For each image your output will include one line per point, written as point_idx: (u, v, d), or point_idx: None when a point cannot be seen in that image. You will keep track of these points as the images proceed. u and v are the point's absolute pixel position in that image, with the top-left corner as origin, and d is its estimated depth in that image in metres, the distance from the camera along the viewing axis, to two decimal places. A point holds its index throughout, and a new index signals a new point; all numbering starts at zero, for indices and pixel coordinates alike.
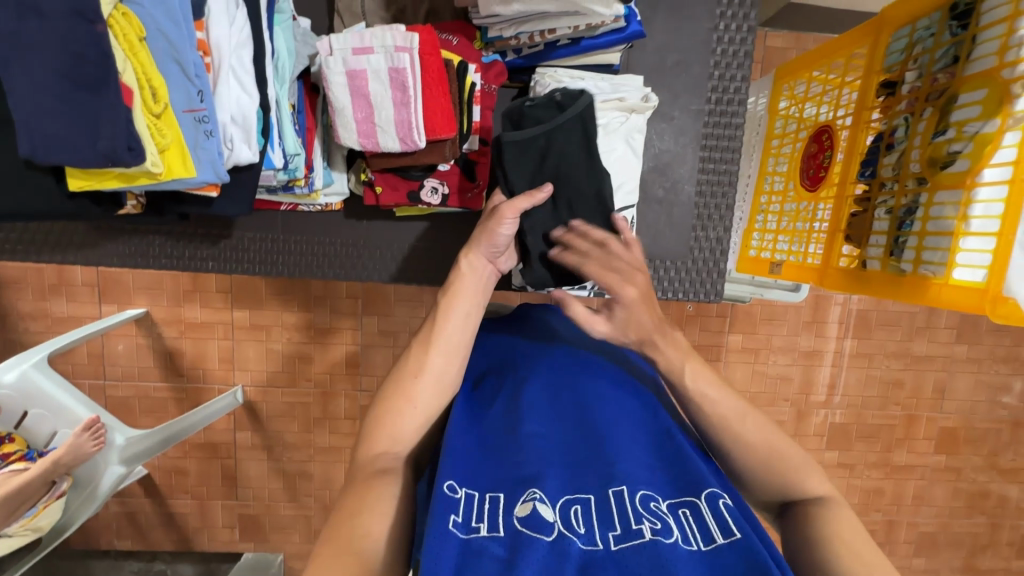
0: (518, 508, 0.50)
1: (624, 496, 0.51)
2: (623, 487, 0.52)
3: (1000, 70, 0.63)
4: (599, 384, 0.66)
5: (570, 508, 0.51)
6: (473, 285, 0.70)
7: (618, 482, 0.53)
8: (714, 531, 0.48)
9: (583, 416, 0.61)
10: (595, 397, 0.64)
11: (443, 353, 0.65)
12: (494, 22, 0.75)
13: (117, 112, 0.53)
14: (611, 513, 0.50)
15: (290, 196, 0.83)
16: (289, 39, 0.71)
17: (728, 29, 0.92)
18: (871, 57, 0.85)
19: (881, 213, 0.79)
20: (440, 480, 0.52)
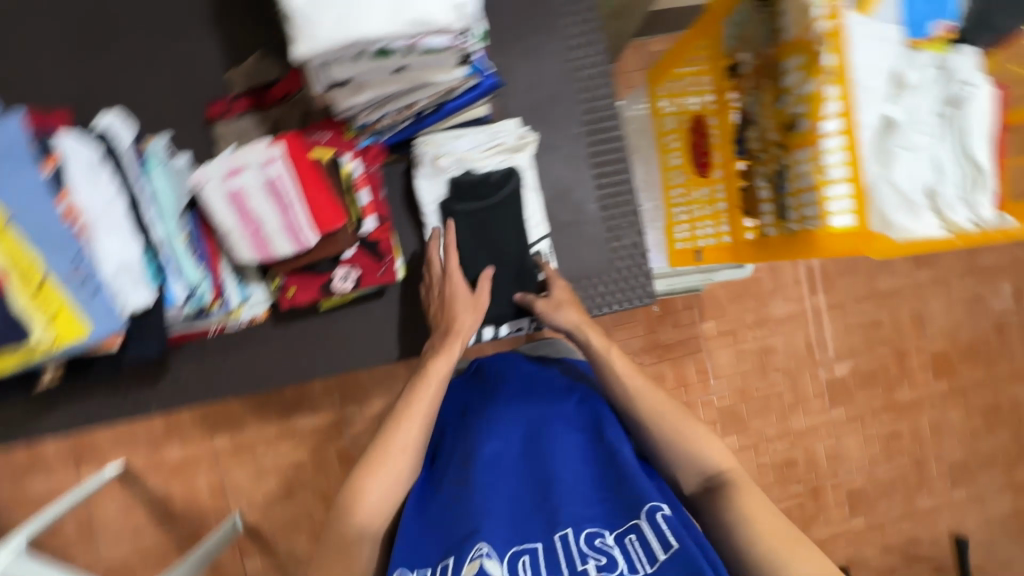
0: (467, 566, 0.60)
1: (571, 539, 0.61)
2: (568, 531, 0.62)
3: (805, 34, 0.69)
4: (550, 426, 0.73)
5: (517, 560, 0.61)
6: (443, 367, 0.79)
7: (562, 526, 0.63)
8: (656, 550, 0.58)
9: (536, 465, 0.69)
10: (546, 442, 0.71)
11: (418, 426, 0.75)
12: (357, 112, 0.79)
13: None
14: (558, 558, 0.60)
15: (210, 320, 0.85)
16: (166, 178, 0.75)
17: (582, 56, 0.99)
18: (713, 48, 0.91)
19: (761, 183, 0.83)
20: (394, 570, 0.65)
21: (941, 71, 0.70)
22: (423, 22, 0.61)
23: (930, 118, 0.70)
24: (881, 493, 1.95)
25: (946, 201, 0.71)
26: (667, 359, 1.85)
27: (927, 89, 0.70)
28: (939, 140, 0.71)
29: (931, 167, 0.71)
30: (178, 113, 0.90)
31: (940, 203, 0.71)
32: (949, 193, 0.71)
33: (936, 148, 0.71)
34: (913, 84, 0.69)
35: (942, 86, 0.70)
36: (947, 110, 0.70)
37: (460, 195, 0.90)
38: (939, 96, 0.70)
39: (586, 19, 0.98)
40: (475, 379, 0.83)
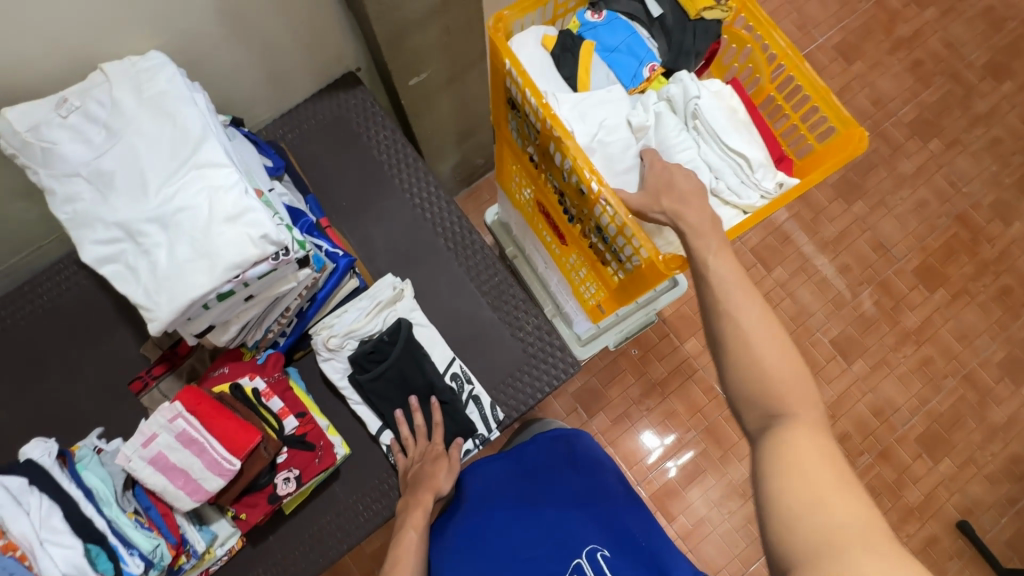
0: None
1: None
2: None
3: (546, 125, 0.81)
4: (506, 515, 0.94)
5: None
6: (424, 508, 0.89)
7: None
8: None
9: (504, 556, 0.89)
10: (509, 530, 0.92)
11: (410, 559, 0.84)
12: (244, 337, 0.91)
13: None
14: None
15: (187, 572, 0.89)
16: (97, 469, 0.82)
17: (421, 198, 1.13)
18: (513, 150, 1.05)
19: (594, 238, 0.91)
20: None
21: (667, 99, 0.82)
22: (239, 262, 0.72)
23: (680, 136, 0.80)
24: (951, 427, 1.71)
25: (732, 189, 0.79)
26: (670, 393, 1.82)
27: (665, 116, 0.81)
28: (698, 146, 0.80)
29: (705, 168, 0.79)
30: (112, 401, 1.02)
31: (727, 193, 0.79)
32: (730, 181, 0.79)
33: (699, 154, 0.80)
34: (644, 124, 0.80)
35: (674, 109, 0.81)
36: (690, 123, 0.80)
37: (364, 368, 0.98)
38: (677, 116, 0.81)
39: (411, 168, 1.13)
40: (451, 504, 0.98)
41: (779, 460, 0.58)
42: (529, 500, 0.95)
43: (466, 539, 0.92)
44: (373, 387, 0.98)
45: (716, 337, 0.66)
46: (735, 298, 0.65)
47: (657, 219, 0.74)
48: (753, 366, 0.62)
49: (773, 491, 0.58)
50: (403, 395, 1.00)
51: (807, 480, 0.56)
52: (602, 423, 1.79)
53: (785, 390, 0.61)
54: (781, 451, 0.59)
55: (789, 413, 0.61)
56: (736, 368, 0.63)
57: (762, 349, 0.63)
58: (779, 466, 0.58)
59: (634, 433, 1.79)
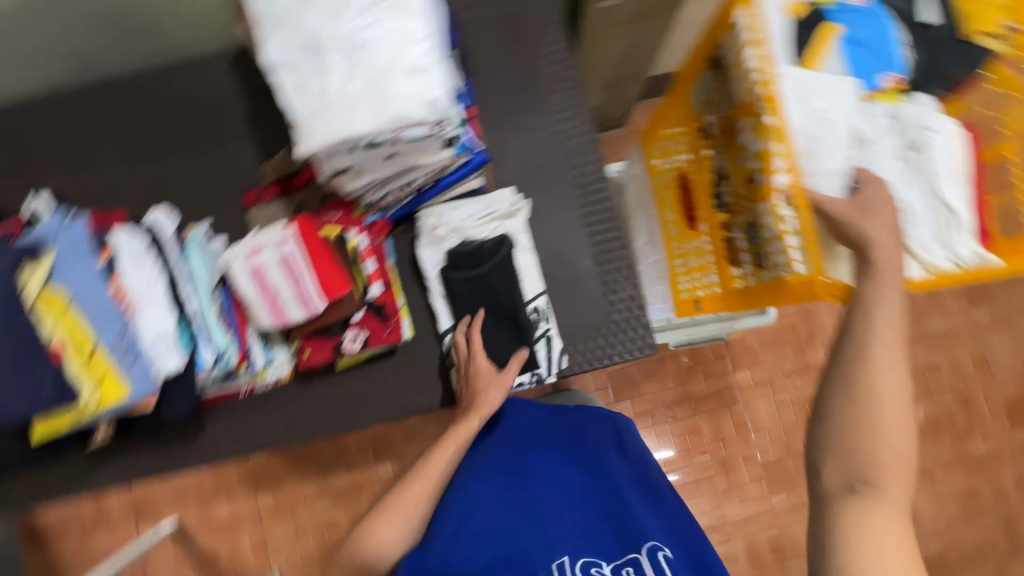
0: None
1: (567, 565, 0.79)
2: (564, 560, 0.80)
3: (751, 96, 0.73)
4: (547, 465, 0.92)
5: None
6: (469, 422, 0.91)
7: (560, 556, 0.80)
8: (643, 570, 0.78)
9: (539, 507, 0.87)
10: (548, 482, 0.89)
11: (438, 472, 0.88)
12: (363, 192, 0.91)
13: (47, 372, 0.68)
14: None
15: (238, 381, 0.94)
16: (201, 260, 0.88)
17: (570, 127, 1.08)
18: (687, 113, 0.97)
19: (738, 232, 0.85)
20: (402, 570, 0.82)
21: (895, 120, 0.72)
22: (402, 118, 0.71)
23: (889, 166, 0.72)
24: (965, 564, 1.62)
25: (919, 242, 0.71)
26: (701, 412, 1.78)
27: (883, 138, 0.73)
28: (903, 184, 0.72)
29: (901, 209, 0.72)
30: (218, 203, 1.06)
31: (913, 244, 0.71)
32: (920, 235, 0.71)
33: (901, 193, 0.72)
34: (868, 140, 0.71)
35: (898, 133, 0.72)
36: (908, 156, 0.72)
37: (456, 265, 0.99)
38: (896, 142, 0.72)
39: (571, 91, 1.08)
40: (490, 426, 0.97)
41: (845, 530, 0.55)
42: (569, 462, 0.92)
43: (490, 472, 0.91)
44: (459, 285, 0.98)
45: (826, 386, 0.60)
46: (878, 346, 0.57)
47: (846, 236, 0.63)
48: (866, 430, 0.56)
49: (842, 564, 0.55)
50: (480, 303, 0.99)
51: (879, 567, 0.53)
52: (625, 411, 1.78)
53: (888, 466, 0.56)
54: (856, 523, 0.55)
55: (881, 492, 0.56)
56: (835, 423, 0.58)
57: (884, 417, 0.56)
58: (854, 537, 0.55)
59: (650, 434, 1.78)
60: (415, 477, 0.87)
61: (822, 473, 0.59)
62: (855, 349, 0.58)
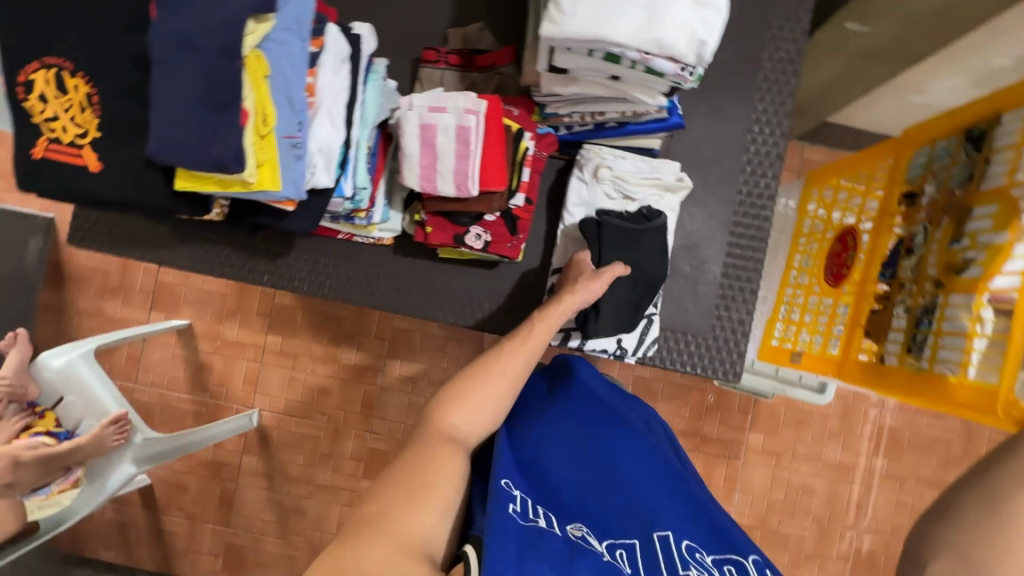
0: (569, 529, 0.63)
1: (671, 545, 0.65)
2: (667, 534, 0.66)
3: (1010, 188, 0.70)
4: (622, 434, 0.81)
5: (615, 549, 0.63)
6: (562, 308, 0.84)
7: (660, 528, 0.67)
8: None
9: (618, 472, 0.74)
10: (623, 450, 0.78)
11: (523, 356, 0.79)
12: (552, 100, 0.87)
13: (233, 131, 0.65)
14: (656, 558, 0.63)
15: (348, 226, 0.93)
16: (376, 93, 0.84)
17: (762, 131, 1.02)
18: (894, 171, 0.91)
19: (899, 310, 0.83)
20: (499, 477, 0.63)
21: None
22: (666, 44, 0.66)
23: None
24: None
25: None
26: (701, 452, 1.78)
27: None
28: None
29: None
30: (395, 48, 1.01)
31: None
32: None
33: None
34: None
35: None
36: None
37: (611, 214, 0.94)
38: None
39: (782, 99, 1.01)
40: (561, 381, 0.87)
41: None
42: (645, 443, 0.82)
43: (568, 420, 0.80)
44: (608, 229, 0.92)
45: (963, 490, 0.58)
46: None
47: None
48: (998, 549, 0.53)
49: None
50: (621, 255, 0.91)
51: None
52: None
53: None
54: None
55: None
56: (955, 530, 0.56)
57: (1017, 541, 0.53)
58: None
59: None
60: (495, 368, 0.76)
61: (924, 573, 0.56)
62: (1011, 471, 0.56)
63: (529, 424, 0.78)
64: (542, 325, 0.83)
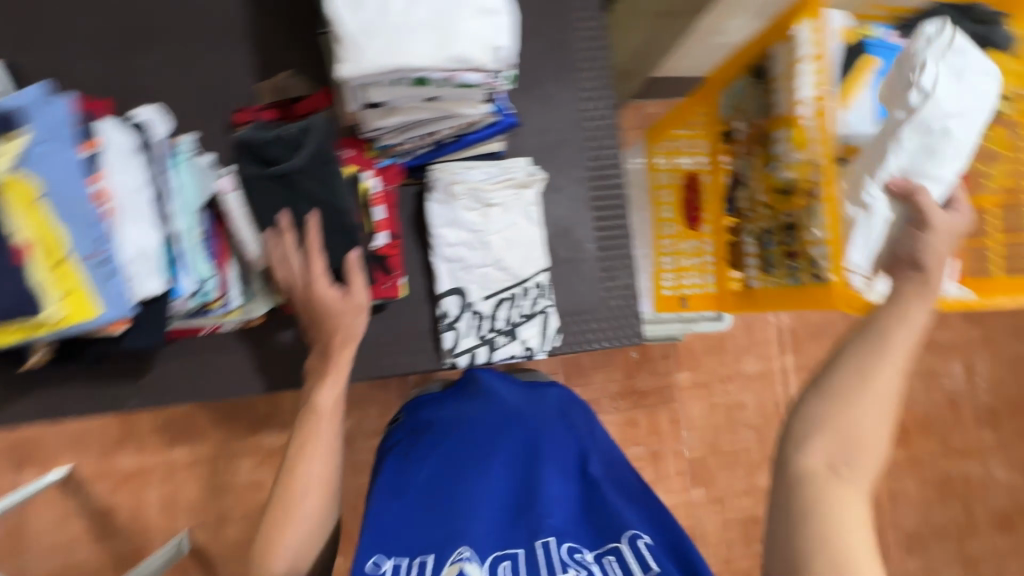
0: (448, 568, 0.64)
1: (551, 547, 0.66)
2: (549, 539, 0.67)
3: (796, 112, 0.79)
4: (529, 434, 0.80)
5: (498, 564, 0.65)
6: (331, 387, 0.78)
7: (544, 534, 0.67)
8: (630, 567, 0.63)
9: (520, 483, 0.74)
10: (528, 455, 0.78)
11: (319, 463, 0.76)
12: (381, 133, 0.84)
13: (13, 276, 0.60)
14: (540, 563, 0.65)
15: (208, 318, 0.85)
16: (189, 174, 0.77)
17: (592, 107, 1.07)
18: (710, 115, 1.01)
19: (749, 239, 0.92)
20: (365, 559, 0.67)
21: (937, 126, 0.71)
22: (464, 59, 0.66)
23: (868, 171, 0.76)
24: None
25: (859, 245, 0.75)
26: (642, 406, 1.86)
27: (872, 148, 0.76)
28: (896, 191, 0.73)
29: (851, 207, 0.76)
30: (202, 118, 0.94)
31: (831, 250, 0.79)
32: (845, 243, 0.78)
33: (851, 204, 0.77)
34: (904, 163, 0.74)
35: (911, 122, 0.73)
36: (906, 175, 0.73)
37: (250, 160, 0.73)
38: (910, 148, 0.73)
39: (601, 74, 1.07)
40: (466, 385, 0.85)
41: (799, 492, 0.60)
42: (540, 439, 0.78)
43: (464, 447, 0.78)
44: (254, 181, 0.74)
45: (830, 368, 0.63)
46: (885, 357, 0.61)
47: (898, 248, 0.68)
48: (850, 405, 0.61)
49: (812, 538, 0.58)
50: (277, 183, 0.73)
51: (841, 532, 0.58)
52: None
53: (866, 457, 0.60)
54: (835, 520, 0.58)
55: (852, 474, 0.60)
56: (830, 405, 0.61)
57: (860, 404, 0.61)
58: (817, 508, 0.59)
59: None
60: (298, 491, 0.74)
61: (803, 449, 0.62)
62: (870, 346, 0.62)
63: (422, 463, 0.77)
64: (323, 425, 0.77)
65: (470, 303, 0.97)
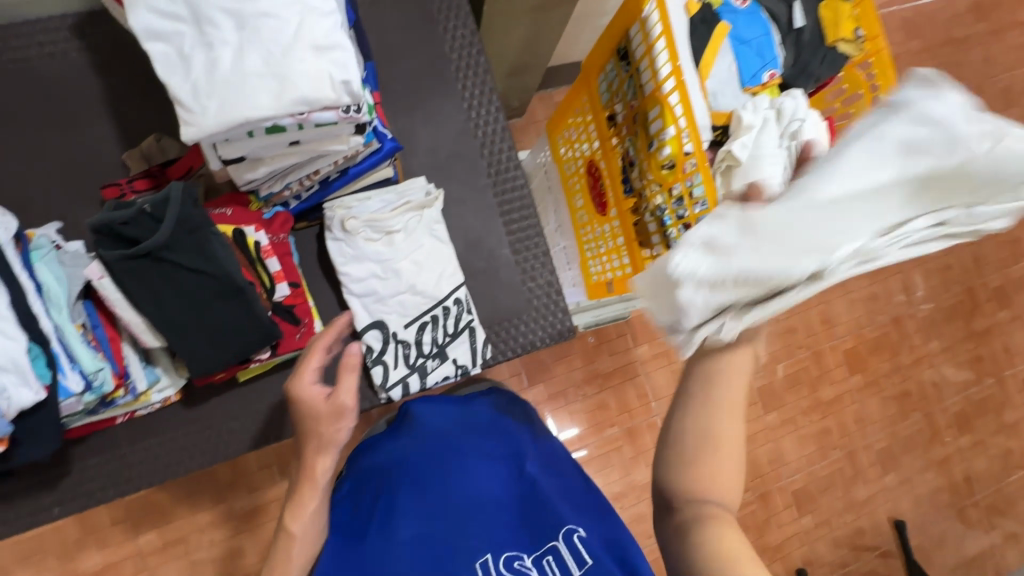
0: None
1: (491, 561, 0.69)
2: (487, 556, 0.69)
3: (660, 88, 0.80)
4: (464, 455, 0.80)
5: None
6: (313, 502, 0.73)
7: (483, 553, 0.69)
8: (571, 564, 0.67)
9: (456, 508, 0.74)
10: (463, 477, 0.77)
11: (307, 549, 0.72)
12: (258, 184, 0.82)
13: None
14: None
15: (116, 407, 0.81)
16: (53, 268, 0.73)
17: (480, 114, 1.06)
18: (593, 101, 1.02)
19: (648, 217, 0.93)
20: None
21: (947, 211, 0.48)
22: (311, 100, 0.64)
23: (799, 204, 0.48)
24: (821, 488, 1.96)
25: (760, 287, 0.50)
26: (609, 387, 1.86)
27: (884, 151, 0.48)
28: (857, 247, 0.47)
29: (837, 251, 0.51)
30: (73, 200, 0.88)
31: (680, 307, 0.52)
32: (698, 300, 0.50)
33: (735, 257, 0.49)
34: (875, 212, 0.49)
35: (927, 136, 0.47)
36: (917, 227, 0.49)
37: (111, 244, 0.69)
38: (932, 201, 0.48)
39: (482, 79, 1.06)
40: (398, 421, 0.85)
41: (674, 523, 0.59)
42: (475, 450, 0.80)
43: (400, 489, 0.78)
44: (119, 267, 0.69)
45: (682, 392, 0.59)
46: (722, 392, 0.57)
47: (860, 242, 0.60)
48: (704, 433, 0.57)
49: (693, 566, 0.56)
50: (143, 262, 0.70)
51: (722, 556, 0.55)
52: (539, 394, 1.81)
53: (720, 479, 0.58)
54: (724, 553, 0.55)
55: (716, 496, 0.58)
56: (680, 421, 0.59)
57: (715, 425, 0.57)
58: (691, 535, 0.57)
59: (563, 413, 1.83)
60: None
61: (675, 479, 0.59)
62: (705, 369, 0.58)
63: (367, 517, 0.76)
64: (303, 547, 0.71)
65: (392, 333, 0.95)
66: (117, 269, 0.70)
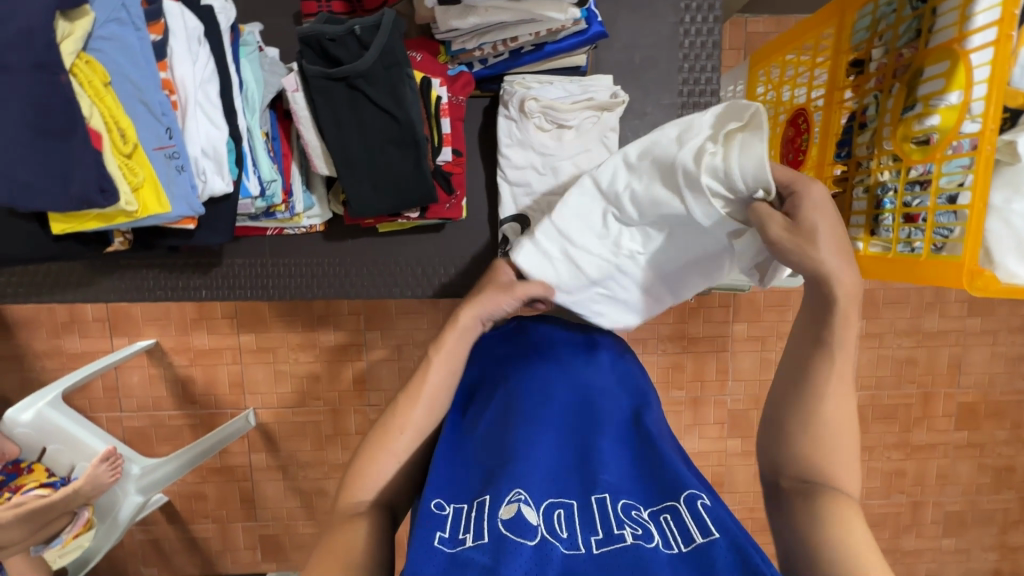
0: (502, 509, 0.50)
1: (606, 504, 0.51)
2: (606, 495, 0.52)
3: (959, 40, 0.64)
4: (597, 392, 0.66)
5: (552, 511, 0.50)
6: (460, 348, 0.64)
7: (600, 490, 0.53)
8: (693, 532, 0.48)
9: (578, 437, 0.60)
10: (591, 413, 0.63)
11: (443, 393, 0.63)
12: (455, 36, 0.78)
13: (90, 156, 0.61)
14: (593, 519, 0.50)
15: (273, 221, 0.85)
16: (255, 69, 0.75)
17: (695, 21, 0.92)
18: (839, 37, 0.84)
19: (858, 192, 0.79)
20: (426, 500, 0.53)
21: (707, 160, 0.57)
22: None
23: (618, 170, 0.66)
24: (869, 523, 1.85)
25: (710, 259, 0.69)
26: (690, 350, 1.61)
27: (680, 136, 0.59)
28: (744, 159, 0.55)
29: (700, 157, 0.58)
30: (272, 6, 0.87)
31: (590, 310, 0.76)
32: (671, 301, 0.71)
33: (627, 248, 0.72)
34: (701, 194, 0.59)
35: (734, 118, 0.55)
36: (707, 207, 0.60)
37: (314, 59, 0.70)
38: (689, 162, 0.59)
39: None
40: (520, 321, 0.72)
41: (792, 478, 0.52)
42: (590, 390, 0.66)
43: (520, 395, 0.64)
44: (318, 85, 0.71)
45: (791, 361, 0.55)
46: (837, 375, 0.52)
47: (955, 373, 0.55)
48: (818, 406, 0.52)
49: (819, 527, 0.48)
50: (340, 85, 0.71)
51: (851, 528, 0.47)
52: None
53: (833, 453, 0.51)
54: (820, 516, 0.48)
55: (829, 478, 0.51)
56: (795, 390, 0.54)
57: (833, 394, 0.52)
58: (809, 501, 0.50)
59: None
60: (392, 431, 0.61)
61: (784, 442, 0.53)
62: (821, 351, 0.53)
63: (479, 410, 0.65)
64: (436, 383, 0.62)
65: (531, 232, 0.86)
66: (315, 87, 0.71)
